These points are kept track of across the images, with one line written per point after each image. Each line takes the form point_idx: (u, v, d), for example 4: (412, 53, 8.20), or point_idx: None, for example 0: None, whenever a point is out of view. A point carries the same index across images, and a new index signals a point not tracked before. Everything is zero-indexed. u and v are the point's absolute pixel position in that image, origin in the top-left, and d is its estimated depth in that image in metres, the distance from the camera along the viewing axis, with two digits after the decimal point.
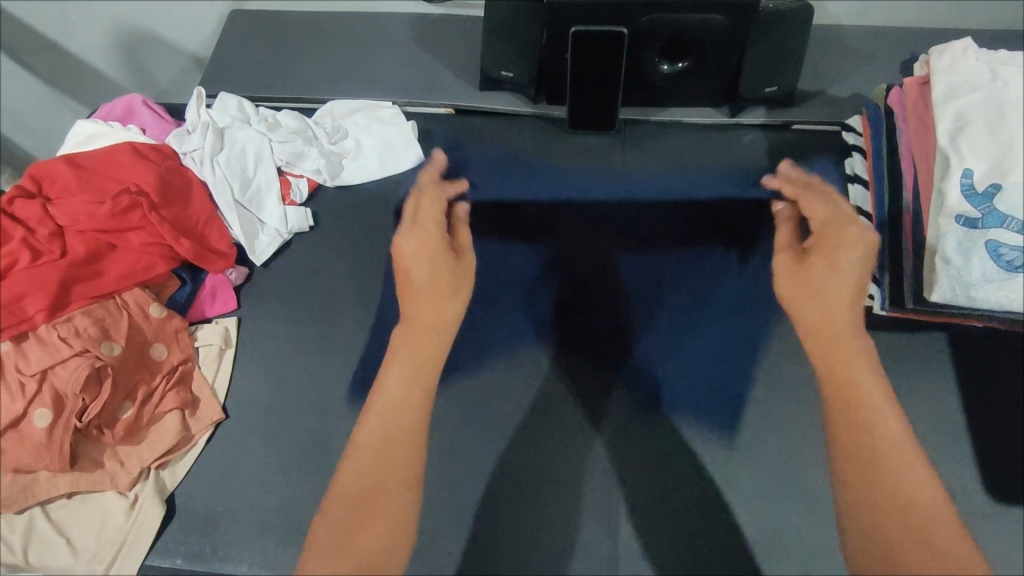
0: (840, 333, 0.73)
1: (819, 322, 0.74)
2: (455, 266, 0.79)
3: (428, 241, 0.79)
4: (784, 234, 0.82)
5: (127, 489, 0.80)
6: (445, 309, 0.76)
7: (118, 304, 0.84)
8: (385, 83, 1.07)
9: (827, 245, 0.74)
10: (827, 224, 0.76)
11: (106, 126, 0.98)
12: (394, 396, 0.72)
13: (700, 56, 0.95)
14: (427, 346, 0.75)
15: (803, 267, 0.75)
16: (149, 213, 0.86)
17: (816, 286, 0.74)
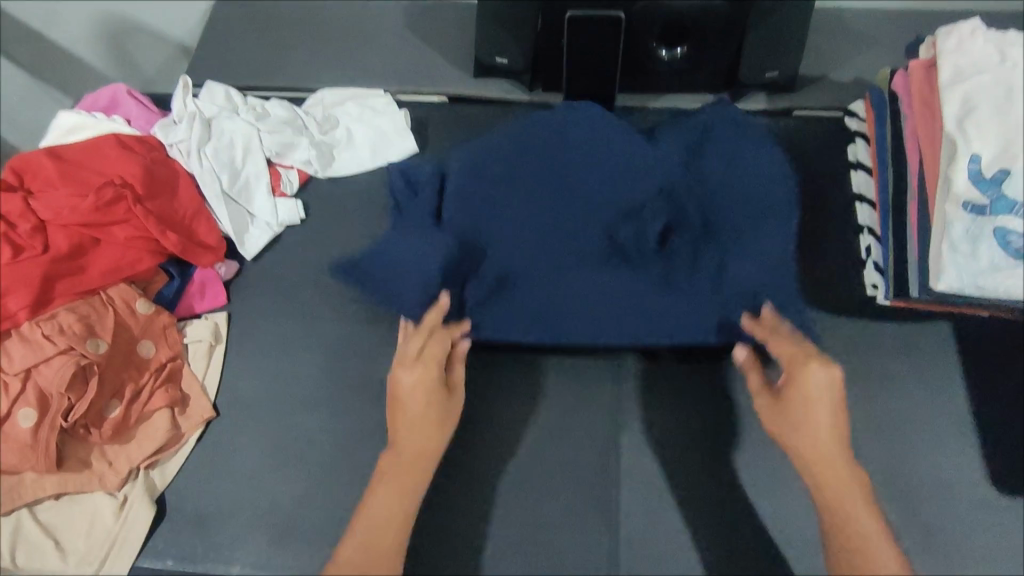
0: (830, 454, 0.71)
1: (809, 446, 0.71)
2: (440, 407, 0.76)
3: (429, 385, 0.76)
4: (754, 380, 0.77)
5: (116, 489, 0.78)
6: (427, 448, 0.74)
7: (103, 300, 0.82)
8: (377, 71, 1.05)
9: (803, 381, 0.72)
10: (795, 363, 0.73)
11: (89, 116, 0.95)
12: (392, 491, 0.73)
13: (698, 42, 0.93)
14: (401, 481, 0.73)
15: (784, 399, 0.73)
16: (134, 206, 0.84)
17: (799, 418, 0.72)
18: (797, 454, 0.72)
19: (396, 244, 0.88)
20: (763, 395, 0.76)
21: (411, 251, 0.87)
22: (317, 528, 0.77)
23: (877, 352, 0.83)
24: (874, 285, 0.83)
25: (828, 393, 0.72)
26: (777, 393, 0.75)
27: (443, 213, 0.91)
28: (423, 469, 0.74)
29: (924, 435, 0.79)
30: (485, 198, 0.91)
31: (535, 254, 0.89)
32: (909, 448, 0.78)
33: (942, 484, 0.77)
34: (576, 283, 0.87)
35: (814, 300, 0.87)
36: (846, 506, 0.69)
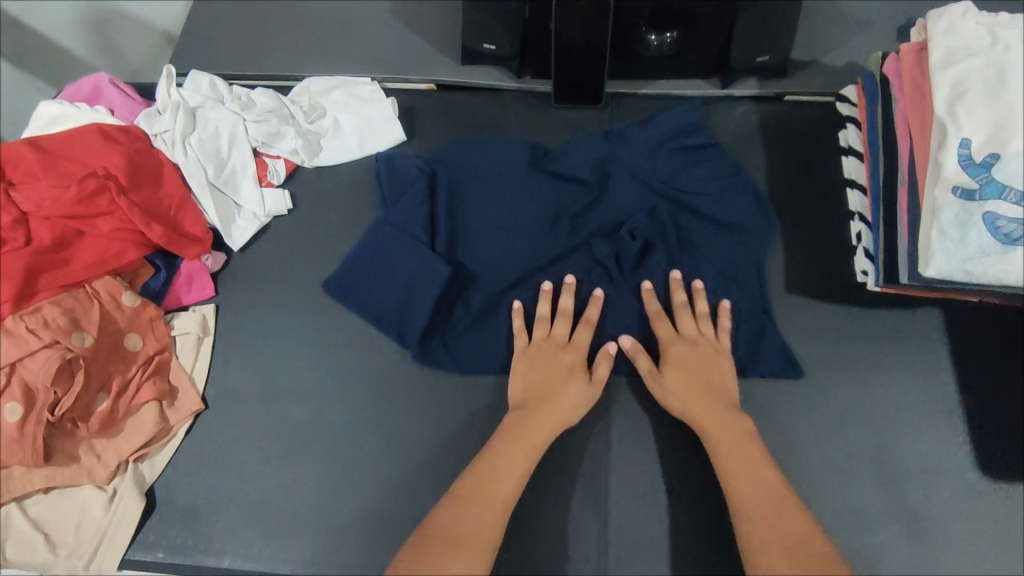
0: (718, 414, 0.75)
1: (700, 413, 0.75)
2: (575, 389, 0.77)
3: (566, 365, 0.79)
4: (641, 364, 0.79)
5: (105, 483, 0.78)
6: (558, 421, 0.76)
7: (88, 292, 0.81)
8: (364, 59, 1.03)
9: (677, 357, 0.79)
10: (672, 345, 0.80)
11: (72, 106, 0.94)
12: (493, 474, 0.72)
13: (688, 26, 0.92)
14: (523, 446, 0.74)
15: (667, 376, 0.78)
16: (117, 197, 0.83)
17: (680, 389, 0.77)
18: (692, 421, 0.75)
19: (381, 242, 0.87)
20: (649, 376, 0.79)
21: (399, 250, 0.86)
22: (307, 519, 0.78)
23: (867, 339, 0.83)
24: (864, 272, 0.83)
25: (707, 365, 0.78)
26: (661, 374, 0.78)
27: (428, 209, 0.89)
28: (535, 446, 0.74)
29: (913, 420, 0.79)
30: (480, 197, 0.91)
31: (523, 250, 0.88)
32: (898, 434, 0.78)
33: (930, 469, 0.77)
34: (565, 271, 0.86)
35: (805, 289, 0.86)
36: (733, 460, 0.72)
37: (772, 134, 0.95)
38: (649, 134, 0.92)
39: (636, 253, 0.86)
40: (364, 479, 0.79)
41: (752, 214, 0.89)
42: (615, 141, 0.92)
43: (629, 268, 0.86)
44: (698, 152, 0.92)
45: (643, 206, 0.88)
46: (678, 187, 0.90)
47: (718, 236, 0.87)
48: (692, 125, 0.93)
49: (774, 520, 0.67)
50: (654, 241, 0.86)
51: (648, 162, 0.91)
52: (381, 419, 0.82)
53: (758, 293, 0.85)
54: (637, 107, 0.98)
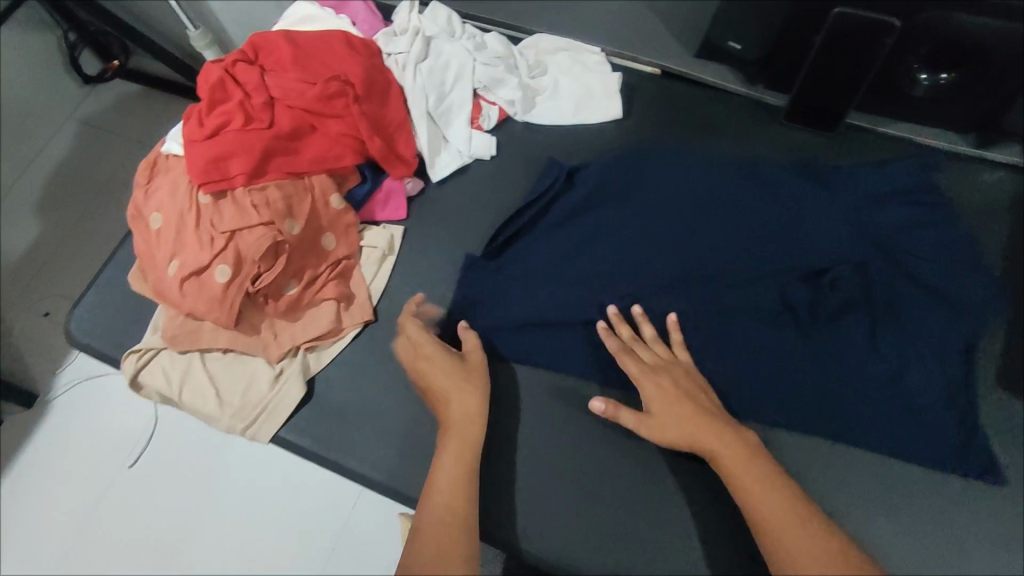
0: (715, 429, 0.68)
1: (705, 432, 0.68)
2: (457, 378, 0.75)
3: (443, 357, 0.77)
4: (626, 420, 0.72)
5: (275, 361, 0.83)
6: (468, 442, 0.71)
7: (305, 185, 0.85)
8: (596, 28, 1.02)
9: (657, 388, 0.72)
10: (648, 378, 0.73)
11: (320, 10, 1.00)
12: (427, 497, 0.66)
13: (973, 71, 0.82)
14: (456, 468, 0.68)
15: (657, 411, 0.71)
16: (352, 104, 0.87)
17: (678, 424, 0.70)
18: (703, 450, 0.68)
19: (579, 221, 0.88)
20: (643, 424, 0.71)
21: (586, 233, 0.87)
22: None
23: None
24: None
25: (683, 392, 0.72)
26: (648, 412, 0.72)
27: (628, 200, 0.89)
28: (466, 464, 0.69)
29: None
30: (680, 191, 0.88)
31: (707, 260, 0.83)
32: None
33: None
34: (754, 294, 0.80)
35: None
36: (742, 472, 0.65)
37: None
38: (878, 179, 0.86)
39: (835, 305, 0.79)
40: (503, 435, 0.79)
41: (981, 294, 0.80)
42: (839, 177, 0.87)
43: (823, 317, 0.79)
44: (930, 209, 0.84)
45: (855, 257, 0.81)
46: (899, 247, 0.82)
47: (930, 305, 0.79)
48: (928, 186, 0.85)
49: (798, 534, 0.59)
50: (856, 299, 0.79)
51: (871, 211, 0.84)
52: (533, 384, 0.81)
53: (968, 379, 0.76)
54: (871, 145, 0.90)
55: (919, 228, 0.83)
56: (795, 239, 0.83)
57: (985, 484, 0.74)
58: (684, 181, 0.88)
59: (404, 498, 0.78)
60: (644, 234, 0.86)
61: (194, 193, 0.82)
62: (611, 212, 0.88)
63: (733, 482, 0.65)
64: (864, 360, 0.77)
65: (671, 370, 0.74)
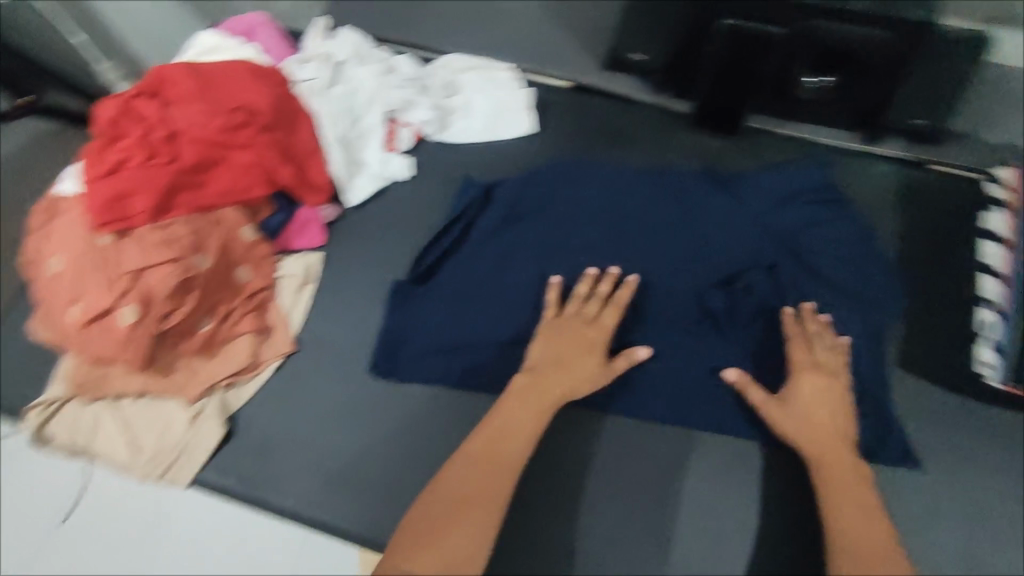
0: (835, 450, 0.72)
1: (821, 446, 0.72)
2: (582, 373, 0.77)
3: (587, 341, 0.78)
4: (754, 395, 0.76)
5: (193, 401, 0.80)
6: (542, 412, 0.75)
7: (214, 219, 0.84)
8: (506, 44, 1.03)
9: (807, 386, 0.75)
10: (803, 374, 0.76)
11: (226, 40, 0.98)
12: (497, 439, 0.72)
13: (854, 73, 0.87)
14: (521, 424, 0.73)
15: (789, 402, 0.75)
16: (257, 134, 0.86)
17: (798, 417, 0.74)
18: (809, 453, 0.72)
19: (500, 232, 0.90)
20: (772, 407, 0.75)
21: (506, 245, 0.89)
22: (373, 481, 0.78)
23: (974, 434, 0.79)
24: (987, 363, 0.80)
25: (834, 399, 0.74)
26: (782, 400, 0.75)
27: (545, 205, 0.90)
28: (530, 431, 0.73)
29: (1004, 534, 0.75)
30: (594, 197, 0.90)
31: (625, 262, 0.86)
32: (988, 539, 0.75)
33: None
34: (669, 295, 0.84)
35: (920, 369, 0.82)
36: (842, 494, 0.69)
37: (912, 198, 0.91)
38: (777, 180, 0.90)
39: (751, 308, 0.83)
40: (432, 455, 0.79)
41: (877, 283, 0.85)
42: (739, 182, 0.90)
43: (739, 318, 0.83)
44: (826, 208, 0.89)
45: (766, 257, 0.85)
46: (801, 246, 0.87)
47: (835, 300, 0.84)
48: (826, 184, 0.90)
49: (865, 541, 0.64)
50: (768, 302, 0.83)
51: (772, 214, 0.88)
52: (461, 403, 0.81)
53: (869, 363, 0.81)
54: (773, 145, 0.94)
55: (820, 225, 0.88)
56: (706, 240, 0.87)
57: (901, 467, 0.77)
58: (601, 189, 0.90)
59: (332, 530, 0.77)
60: (562, 240, 0.88)
61: (93, 235, 0.79)
62: (535, 228, 0.89)
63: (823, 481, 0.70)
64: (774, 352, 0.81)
65: (832, 382, 0.75)
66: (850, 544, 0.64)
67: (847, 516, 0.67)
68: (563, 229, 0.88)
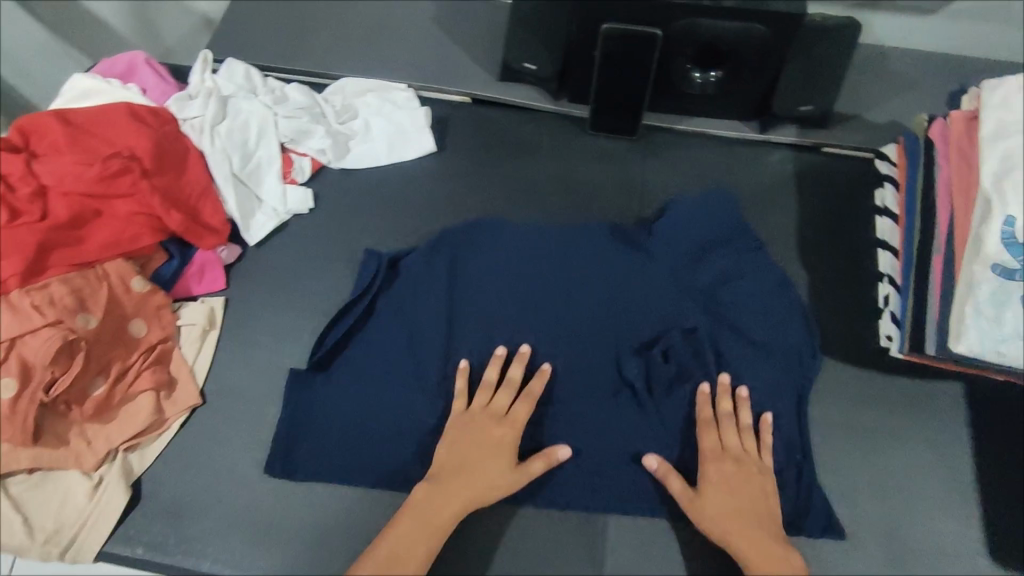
0: (750, 541, 0.69)
1: (740, 541, 0.69)
2: (490, 480, 0.72)
3: (495, 442, 0.74)
4: (674, 486, 0.73)
5: (92, 470, 0.76)
6: (444, 529, 0.70)
7: (98, 274, 0.79)
8: (401, 65, 1.03)
9: (718, 474, 0.73)
10: (714, 462, 0.74)
11: (103, 82, 0.93)
12: (397, 553, 0.68)
13: (735, 67, 0.89)
14: (422, 542, 0.69)
15: (704, 492, 0.73)
16: (140, 181, 0.82)
17: (717, 509, 0.71)
18: (731, 548, 0.70)
19: (417, 278, 0.86)
20: (688, 497, 0.73)
21: (427, 304, 0.84)
22: (295, 527, 0.75)
23: (884, 407, 0.81)
24: (889, 336, 0.82)
25: (750, 485, 0.73)
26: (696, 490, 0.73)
27: (462, 276, 0.86)
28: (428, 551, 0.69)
29: (923, 497, 0.77)
30: (512, 250, 0.88)
31: (547, 317, 0.84)
32: (907, 507, 0.76)
33: (941, 548, 0.74)
34: (590, 325, 0.84)
35: (829, 350, 0.85)
36: None
37: (806, 182, 0.94)
38: (694, 232, 0.89)
39: (669, 376, 0.81)
40: (353, 494, 0.77)
41: (797, 326, 0.84)
42: (656, 235, 0.88)
43: (660, 391, 0.80)
44: (747, 255, 0.88)
45: (684, 322, 0.84)
46: (721, 302, 0.85)
47: (757, 360, 0.81)
48: (741, 229, 0.89)
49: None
50: (690, 367, 0.81)
51: (690, 269, 0.87)
52: (379, 439, 0.78)
53: (780, 353, 0.82)
54: (683, 191, 0.93)
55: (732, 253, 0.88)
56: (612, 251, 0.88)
57: (828, 539, 0.74)
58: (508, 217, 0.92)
59: None
60: (478, 301, 0.85)
61: None
62: (445, 257, 0.87)
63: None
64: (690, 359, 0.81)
65: (745, 472, 0.74)
66: None
67: None
68: (479, 283, 0.86)
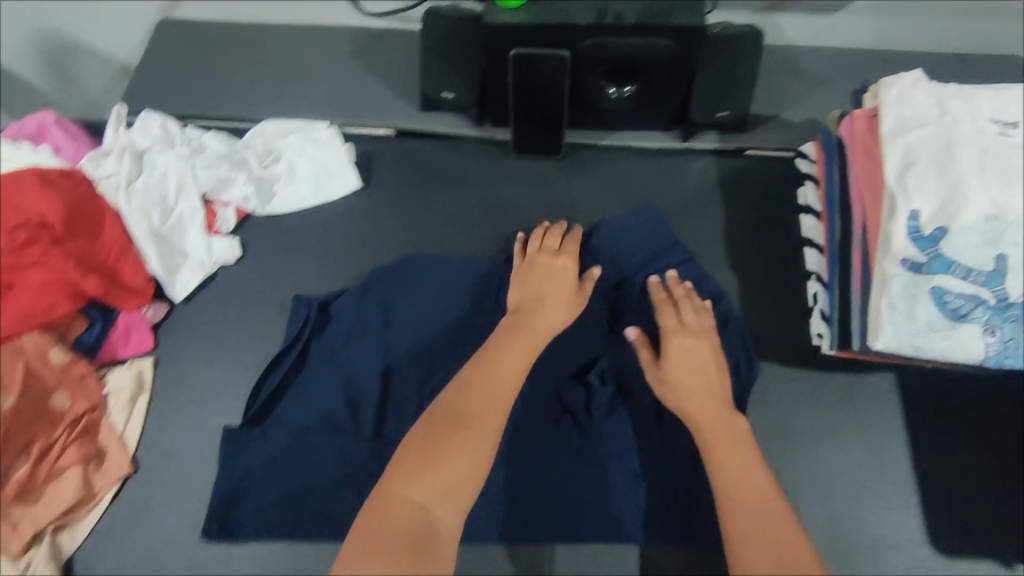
0: (709, 407, 0.76)
1: (694, 408, 0.76)
2: (561, 302, 0.81)
3: (557, 276, 0.83)
4: (642, 355, 0.81)
5: (19, 554, 0.73)
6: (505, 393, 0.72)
7: (14, 348, 0.78)
8: (322, 102, 1.02)
9: (679, 348, 0.79)
10: (677, 336, 0.80)
11: (11, 146, 0.91)
12: (458, 418, 0.69)
13: (648, 80, 0.90)
14: (479, 409, 0.70)
15: (668, 363, 0.79)
16: (51, 248, 0.80)
17: (677, 381, 0.78)
18: (692, 413, 0.76)
19: (348, 319, 0.86)
20: (649, 366, 0.80)
21: (359, 349, 0.84)
22: None
23: (821, 404, 0.82)
24: (820, 334, 0.83)
25: (708, 355, 0.79)
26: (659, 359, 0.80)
27: (395, 314, 0.86)
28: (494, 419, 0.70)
29: (863, 490, 0.78)
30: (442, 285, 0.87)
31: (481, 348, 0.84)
32: (848, 503, 0.77)
33: (882, 541, 0.76)
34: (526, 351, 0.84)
35: (764, 354, 0.85)
36: (723, 451, 0.73)
37: (731, 187, 0.96)
38: (627, 249, 0.90)
39: (608, 400, 0.81)
40: (298, 547, 0.75)
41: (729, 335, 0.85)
42: (590, 257, 0.90)
43: (599, 415, 0.80)
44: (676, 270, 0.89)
45: (617, 343, 0.84)
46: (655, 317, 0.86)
47: None
48: (671, 244, 0.91)
49: (749, 516, 0.67)
50: (625, 387, 0.82)
51: (621, 287, 0.88)
52: (320, 489, 0.77)
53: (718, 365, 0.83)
54: (611, 212, 0.94)
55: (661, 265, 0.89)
56: None
57: None
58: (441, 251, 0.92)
59: None
60: (411, 335, 0.85)
61: None
62: (378, 295, 0.87)
63: (715, 457, 0.73)
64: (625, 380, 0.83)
65: (707, 342, 0.80)
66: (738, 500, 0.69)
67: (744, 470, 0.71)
68: (411, 316, 0.86)
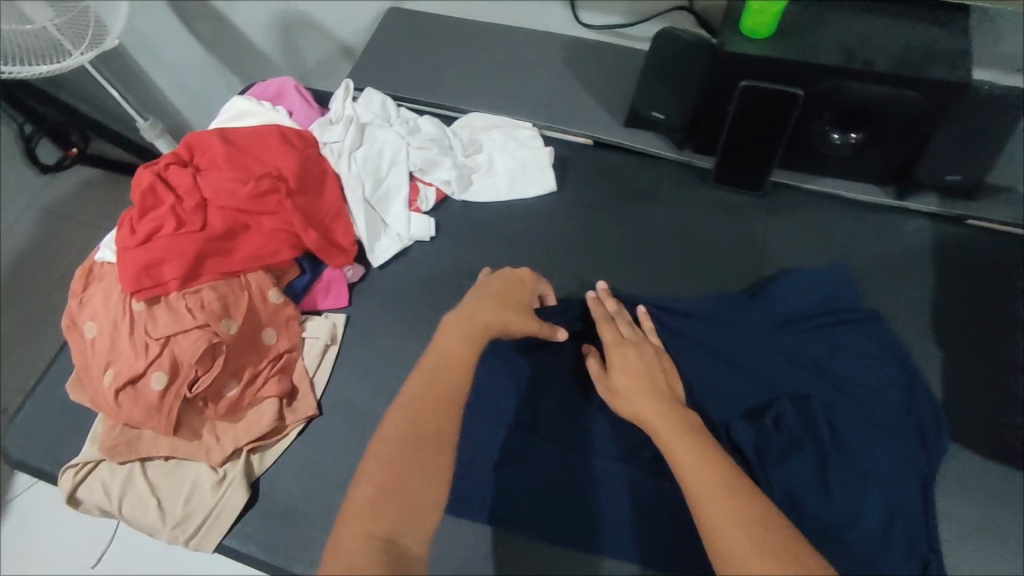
0: (656, 405, 0.69)
1: (639, 404, 0.70)
2: (516, 305, 0.79)
3: (517, 286, 0.83)
4: (593, 369, 0.77)
5: (218, 465, 0.81)
6: (452, 390, 0.64)
7: (242, 283, 0.86)
8: (528, 103, 1.05)
9: (620, 355, 0.76)
10: (619, 345, 0.77)
11: (257, 105, 1.01)
12: (405, 424, 0.60)
13: (879, 130, 0.86)
14: (430, 406, 0.62)
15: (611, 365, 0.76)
16: (284, 200, 0.88)
17: (626, 383, 0.73)
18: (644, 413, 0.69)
19: None
20: (600, 377, 0.77)
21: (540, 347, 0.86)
22: None
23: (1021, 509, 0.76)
24: None
25: (636, 359, 0.75)
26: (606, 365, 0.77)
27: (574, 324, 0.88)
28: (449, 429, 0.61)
29: None
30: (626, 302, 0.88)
31: None
32: None
33: None
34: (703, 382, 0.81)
35: (965, 440, 0.79)
36: (676, 442, 0.64)
37: (947, 255, 0.89)
38: (816, 297, 0.85)
39: (782, 445, 0.77)
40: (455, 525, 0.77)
41: (923, 411, 0.79)
42: (779, 303, 0.85)
43: (769, 459, 0.76)
44: (869, 329, 0.83)
45: (793, 390, 0.81)
46: (843, 372, 0.81)
47: (878, 442, 0.77)
48: (850, 305, 0.85)
49: (718, 498, 0.56)
50: (801, 438, 0.77)
51: (813, 337, 0.83)
52: (486, 473, 0.80)
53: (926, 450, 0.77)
54: (805, 261, 0.90)
55: (859, 322, 0.84)
56: (734, 312, 0.86)
57: None
58: (625, 266, 0.92)
59: None
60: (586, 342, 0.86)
61: (126, 301, 0.82)
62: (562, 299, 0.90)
63: (678, 454, 0.62)
64: (799, 434, 0.77)
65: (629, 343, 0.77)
66: (697, 493, 0.58)
67: (692, 457, 0.61)
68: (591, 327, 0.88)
